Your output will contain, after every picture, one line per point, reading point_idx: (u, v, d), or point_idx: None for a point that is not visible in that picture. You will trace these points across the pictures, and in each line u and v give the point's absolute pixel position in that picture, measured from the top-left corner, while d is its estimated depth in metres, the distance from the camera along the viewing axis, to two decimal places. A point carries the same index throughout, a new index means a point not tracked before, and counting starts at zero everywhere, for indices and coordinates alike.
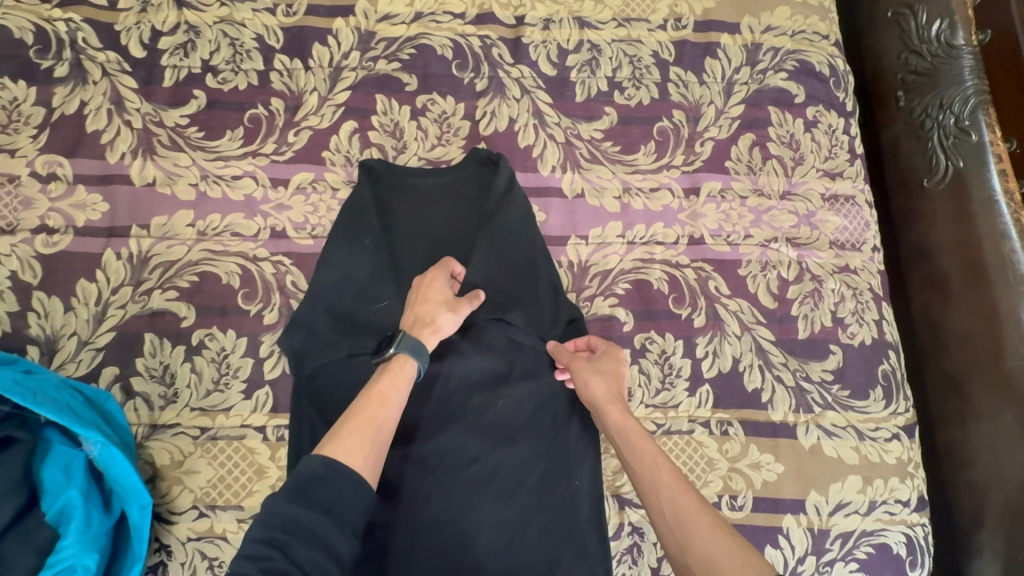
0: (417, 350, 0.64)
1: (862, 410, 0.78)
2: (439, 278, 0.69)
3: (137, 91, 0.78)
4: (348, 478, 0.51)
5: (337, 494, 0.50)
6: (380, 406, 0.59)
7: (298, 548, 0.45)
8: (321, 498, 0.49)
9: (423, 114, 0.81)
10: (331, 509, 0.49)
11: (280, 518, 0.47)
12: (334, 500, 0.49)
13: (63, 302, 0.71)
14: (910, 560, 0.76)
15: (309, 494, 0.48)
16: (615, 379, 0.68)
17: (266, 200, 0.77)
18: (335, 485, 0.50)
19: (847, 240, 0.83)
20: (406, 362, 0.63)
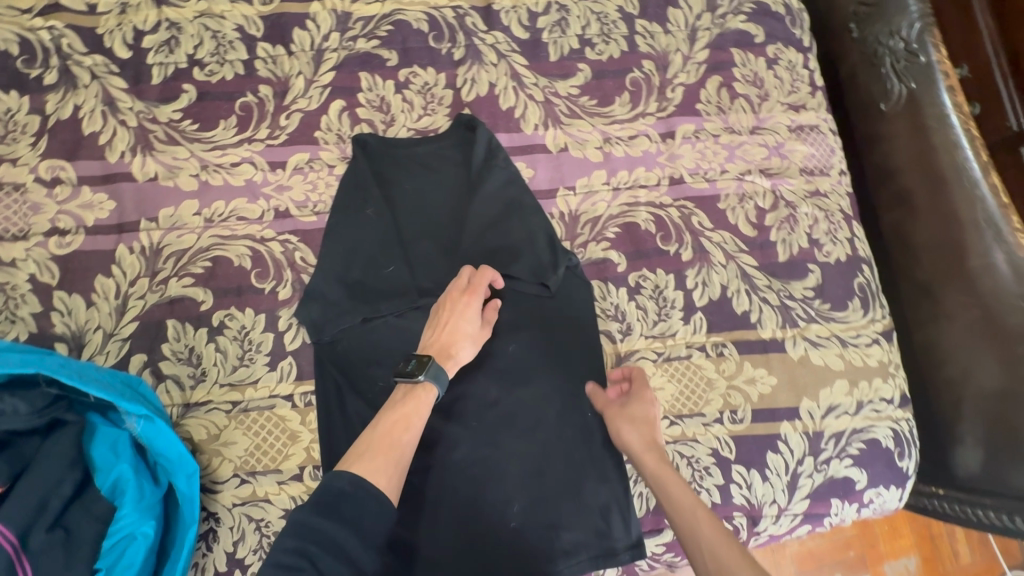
0: (441, 377, 0.67)
1: (843, 320, 0.85)
2: (472, 306, 0.73)
3: (128, 91, 0.80)
4: (374, 497, 0.54)
5: (366, 509, 0.53)
6: (403, 429, 0.62)
7: (325, 559, 0.49)
8: (349, 514, 0.52)
9: (406, 87, 0.85)
10: (360, 525, 0.52)
11: (310, 530, 0.50)
12: (360, 515, 0.53)
13: (84, 298, 0.75)
14: (899, 451, 0.84)
15: (337, 509, 0.52)
16: (647, 426, 0.71)
17: (266, 183, 0.80)
18: (361, 502, 0.53)
19: (816, 166, 0.89)
20: (429, 387, 0.66)
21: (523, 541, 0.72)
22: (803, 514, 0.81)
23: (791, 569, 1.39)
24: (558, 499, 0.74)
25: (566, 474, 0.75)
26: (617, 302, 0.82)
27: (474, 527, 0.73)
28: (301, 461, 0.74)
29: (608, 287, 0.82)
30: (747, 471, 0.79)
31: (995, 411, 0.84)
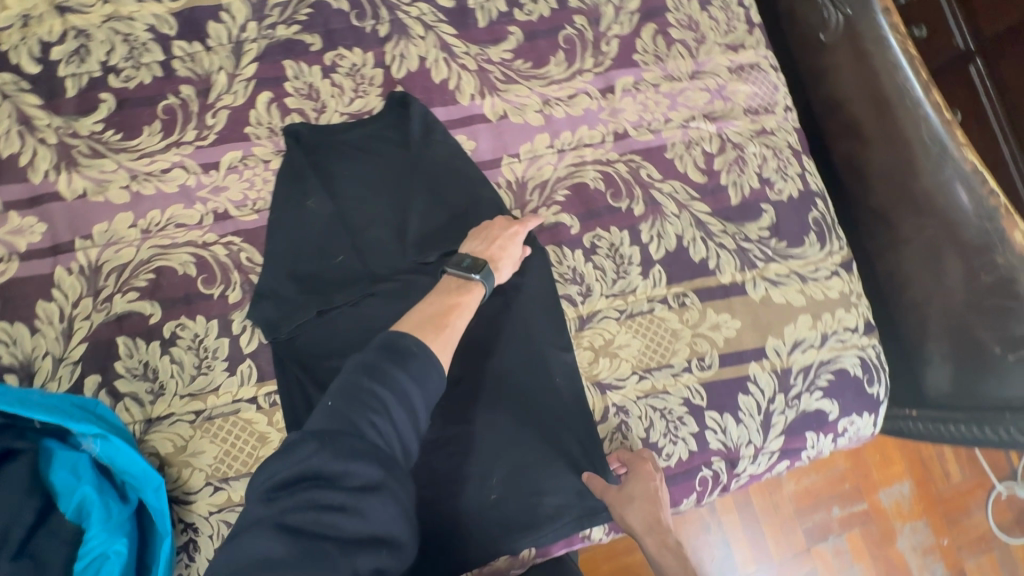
0: (488, 278, 0.71)
1: (801, 256, 0.85)
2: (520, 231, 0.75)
3: (42, 107, 0.77)
4: (434, 366, 0.58)
5: (427, 372, 0.58)
6: (456, 314, 0.66)
7: (395, 408, 0.53)
8: (414, 373, 0.56)
9: (334, 70, 0.82)
10: (423, 383, 0.57)
11: (380, 379, 0.54)
12: (424, 376, 0.57)
13: (27, 326, 0.72)
14: (868, 378, 0.85)
15: (403, 366, 0.56)
16: (649, 503, 0.71)
17: (201, 186, 0.78)
18: (426, 364, 0.57)
19: (760, 105, 0.88)
20: (477, 286, 0.70)
21: (504, 511, 0.73)
22: (780, 451, 0.82)
23: (790, 508, 1.42)
24: (535, 467, 0.74)
25: (540, 440, 0.75)
26: (574, 265, 0.81)
27: (455, 504, 0.72)
28: None
29: (563, 251, 0.81)
30: (721, 416, 0.80)
31: (958, 327, 0.85)
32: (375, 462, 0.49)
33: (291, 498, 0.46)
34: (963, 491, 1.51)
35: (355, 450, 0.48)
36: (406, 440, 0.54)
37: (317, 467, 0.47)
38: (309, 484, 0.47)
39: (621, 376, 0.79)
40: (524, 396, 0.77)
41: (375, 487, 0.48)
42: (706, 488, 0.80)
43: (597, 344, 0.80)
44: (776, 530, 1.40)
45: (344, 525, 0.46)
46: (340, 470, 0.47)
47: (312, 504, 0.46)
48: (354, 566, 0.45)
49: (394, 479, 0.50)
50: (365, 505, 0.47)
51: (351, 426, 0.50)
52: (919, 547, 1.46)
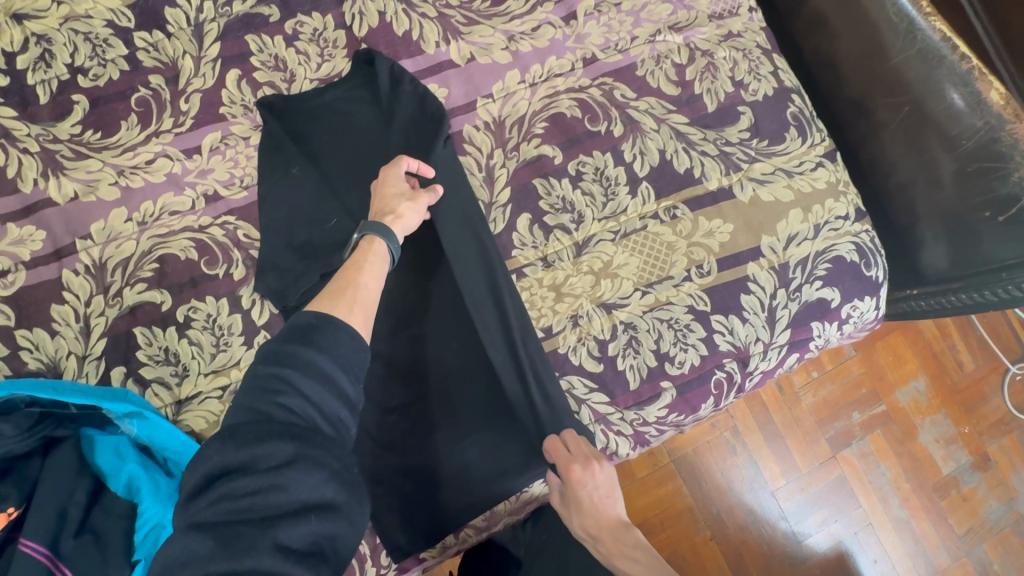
0: (383, 229, 0.68)
1: (784, 152, 0.86)
2: (392, 174, 0.74)
3: (19, 118, 0.78)
4: (345, 330, 0.55)
5: (339, 341, 0.54)
6: (358, 271, 0.64)
7: (305, 382, 0.50)
8: (322, 344, 0.53)
9: (297, 38, 0.82)
10: (336, 351, 0.53)
11: (284, 359, 0.51)
12: (336, 345, 0.54)
13: (46, 330, 0.75)
14: (865, 262, 0.86)
15: (309, 341, 0.52)
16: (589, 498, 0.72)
17: (187, 171, 0.79)
18: (333, 332, 0.54)
19: (723, 9, 0.88)
20: (374, 240, 0.67)
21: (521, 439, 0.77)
22: (788, 344, 0.84)
23: (810, 420, 1.46)
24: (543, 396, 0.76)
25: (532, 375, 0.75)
26: (563, 194, 0.82)
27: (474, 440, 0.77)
28: None
29: (551, 182, 0.83)
30: (726, 318, 0.82)
31: (946, 200, 0.87)
32: (285, 438, 0.47)
33: (208, 497, 0.45)
34: (977, 378, 1.54)
35: (260, 434, 0.46)
36: (332, 410, 0.51)
37: (227, 461, 0.46)
38: (221, 479, 0.45)
39: (624, 294, 0.81)
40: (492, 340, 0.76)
41: (292, 466, 0.46)
42: (722, 390, 0.83)
43: (597, 267, 0.81)
44: (800, 443, 1.44)
45: (264, 504, 0.45)
46: (248, 457, 0.46)
47: (228, 496, 0.45)
48: (278, 538, 0.44)
49: (314, 449, 0.48)
50: (283, 482, 0.45)
51: (256, 413, 0.48)
52: (941, 439, 1.49)
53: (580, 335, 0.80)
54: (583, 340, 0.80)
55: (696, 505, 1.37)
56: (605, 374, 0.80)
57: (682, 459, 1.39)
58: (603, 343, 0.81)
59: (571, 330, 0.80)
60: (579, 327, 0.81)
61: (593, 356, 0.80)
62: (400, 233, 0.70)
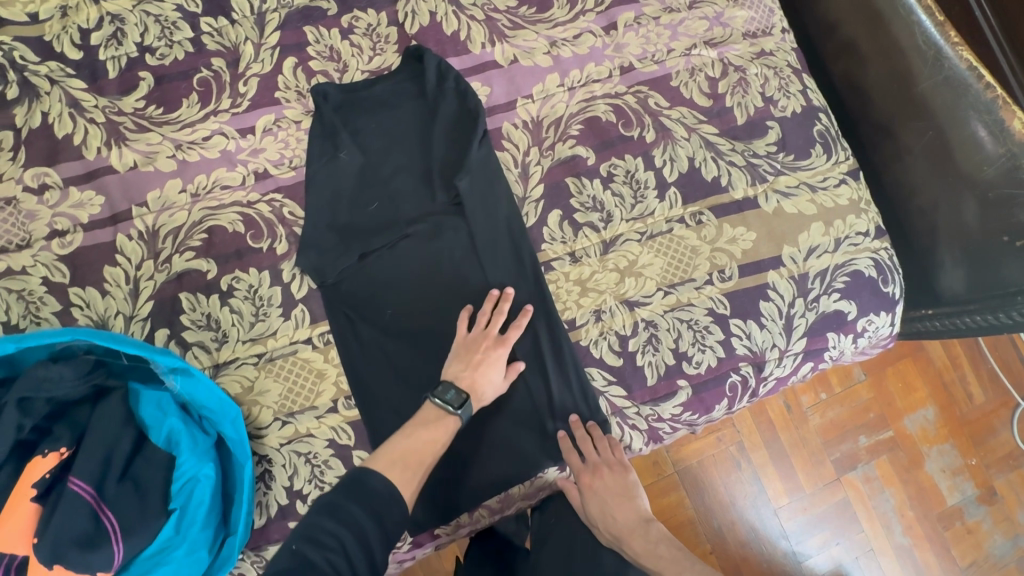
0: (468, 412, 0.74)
1: (808, 167, 0.89)
2: (501, 355, 0.77)
3: (88, 90, 0.83)
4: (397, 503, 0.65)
5: (388, 505, 0.65)
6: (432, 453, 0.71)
7: (352, 546, 0.60)
8: (371, 507, 0.64)
9: (351, 32, 0.87)
10: (381, 517, 0.64)
11: (339, 517, 0.62)
12: (383, 510, 0.64)
13: (98, 290, 0.79)
14: (882, 278, 0.89)
15: (359, 498, 0.64)
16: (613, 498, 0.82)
17: (240, 149, 0.83)
18: (387, 501, 0.65)
19: (757, 28, 0.92)
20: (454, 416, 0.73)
21: (539, 418, 0.81)
22: (803, 352, 0.87)
23: (817, 441, 1.47)
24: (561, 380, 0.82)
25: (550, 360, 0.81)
26: (594, 193, 0.86)
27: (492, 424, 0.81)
28: (333, 394, 0.80)
29: (582, 181, 0.86)
30: (744, 323, 0.85)
31: (966, 226, 0.89)
32: None
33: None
34: (987, 411, 1.54)
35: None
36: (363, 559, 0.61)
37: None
38: None
39: (647, 293, 0.84)
40: (512, 319, 0.82)
41: None
42: (736, 393, 0.86)
43: (622, 265, 0.85)
44: (805, 463, 1.45)
45: None
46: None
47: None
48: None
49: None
50: None
51: (305, 565, 0.57)
52: (948, 469, 1.49)
53: (602, 329, 0.83)
54: (605, 335, 0.83)
55: (698, 518, 1.38)
56: (624, 369, 0.83)
57: (687, 471, 1.40)
58: (624, 338, 0.83)
59: (594, 323, 0.83)
60: (601, 321, 0.83)
61: (614, 350, 0.83)
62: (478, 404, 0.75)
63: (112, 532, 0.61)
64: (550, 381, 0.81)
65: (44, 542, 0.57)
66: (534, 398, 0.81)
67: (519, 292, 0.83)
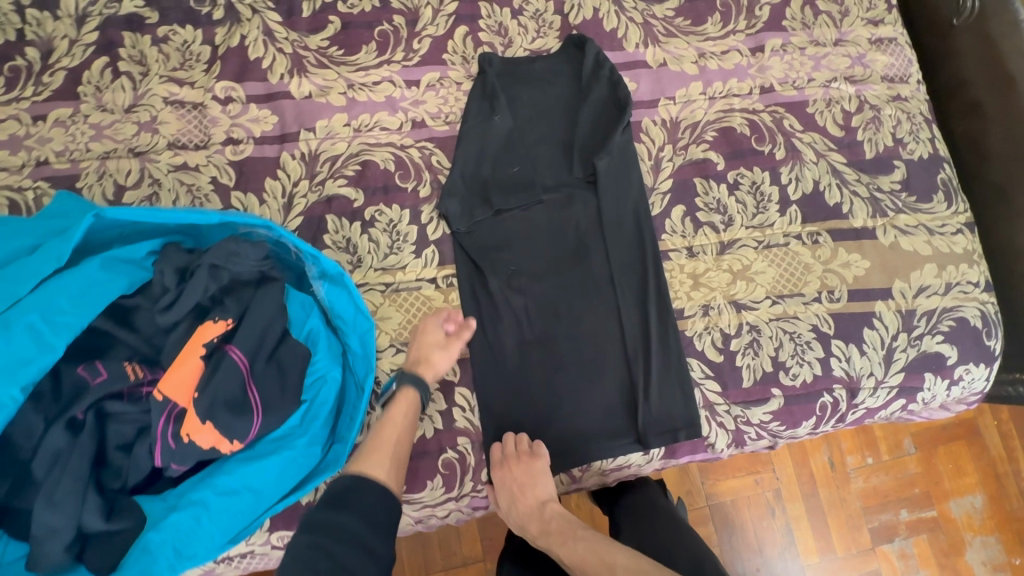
0: (419, 382, 0.76)
1: (929, 211, 0.92)
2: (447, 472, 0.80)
3: (282, 24, 0.92)
4: (374, 487, 0.65)
5: (371, 506, 0.64)
6: (395, 433, 0.72)
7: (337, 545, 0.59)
8: (354, 507, 0.63)
9: (521, 13, 0.95)
10: (363, 510, 0.63)
11: (325, 531, 0.60)
12: (366, 508, 0.64)
13: (257, 198, 0.86)
14: (986, 331, 0.90)
15: (342, 506, 0.63)
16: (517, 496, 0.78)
17: (404, 98, 0.91)
18: (362, 495, 0.64)
19: (895, 74, 0.96)
20: (409, 390, 0.75)
21: (634, 394, 0.83)
22: (898, 388, 0.88)
23: (856, 505, 1.41)
24: (661, 361, 0.84)
25: (655, 340, 0.84)
26: (719, 197, 0.90)
27: (587, 390, 0.83)
28: None
29: (710, 183, 0.91)
30: (846, 345, 0.87)
31: None
32: None
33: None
34: None
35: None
36: (361, 564, 0.59)
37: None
38: None
39: (756, 299, 0.87)
40: (626, 295, 0.85)
41: None
42: (824, 414, 0.87)
43: (735, 268, 0.88)
44: (841, 524, 1.40)
45: None
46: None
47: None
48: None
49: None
50: None
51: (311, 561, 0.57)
52: (988, 562, 1.41)
53: (707, 324, 0.86)
54: (709, 329, 0.86)
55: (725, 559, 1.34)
56: (722, 366, 0.86)
57: (717, 507, 1.36)
58: (727, 337, 0.86)
59: (700, 317, 0.87)
60: (708, 316, 0.87)
61: (716, 346, 0.86)
62: (432, 378, 0.77)
63: (254, 405, 0.66)
64: (653, 361, 0.83)
65: (203, 399, 0.62)
66: (634, 374, 0.83)
67: (635, 272, 0.87)
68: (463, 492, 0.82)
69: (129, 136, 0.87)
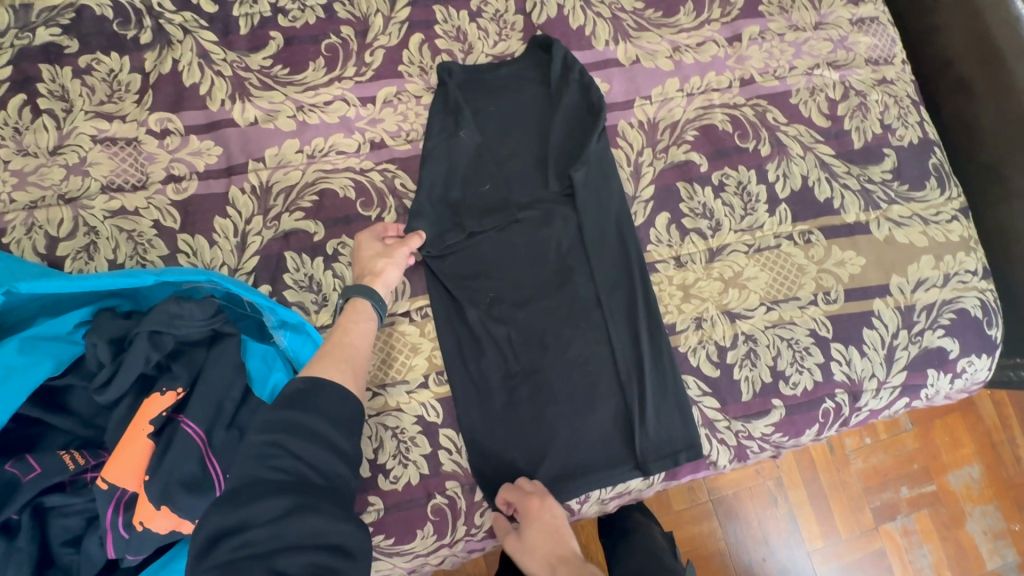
0: (365, 291, 0.72)
1: (922, 199, 0.88)
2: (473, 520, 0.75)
3: (218, 43, 0.84)
4: (334, 389, 0.60)
5: (331, 404, 0.59)
6: (344, 333, 0.69)
7: (295, 444, 0.55)
8: (313, 406, 0.58)
9: (479, 15, 0.88)
10: (324, 411, 0.58)
11: (284, 430, 0.55)
12: (325, 405, 0.59)
13: (206, 239, 0.79)
14: (987, 320, 0.86)
15: (302, 405, 0.58)
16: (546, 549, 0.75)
17: (359, 118, 0.84)
18: (321, 394, 0.59)
19: (879, 56, 0.92)
20: (357, 302, 0.72)
21: (631, 420, 0.78)
22: (901, 387, 0.84)
23: (857, 486, 1.30)
24: (657, 382, 0.79)
25: (648, 360, 0.79)
26: (704, 201, 0.85)
27: (581, 421, 0.78)
28: (425, 369, 0.79)
29: (694, 187, 0.86)
30: (846, 348, 0.83)
31: None
32: (278, 498, 0.51)
33: (211, 558, 0.49)
34: None
35: (258, 493, 0.51)
36: (328, 466, 0.55)
37: (226, 522, 0.50)
38: (229, 536, 0.49)
39: (750, 307, 0.83)
40: (614, 315, 0.80)
41: (290, 516, 0.50)
42: (828, 420, 0.83)
43: (726, 275, 0.84)
44: (843, 507, 1.29)
45: (259, 539, 0.49)
46: (243, 517, 0.50)
47: (234, 549, 0.49)
48: (274, 563, 0.48)
49: (310, 497, 0.52)
50: (282, 530, 0.50)
51: (264, 464, 0.53)
52: (989, 531, 1.32)
53: (701, 337, 0.82)
54: (704, 343, 0.82)
55: (730, 552, 1.23)
56: (719, 380, 0.81)
57: (722, 500, 1.25)
58: (723, 349, 0.82)
59: (693, 331, 0.82)
60: (701, 329, 0.82)
61: (711, 360, 0.81)
62: (383, 289, 0.75)
63: (216, 478, 0.60)
64: (648, 385, 0.79)
65: (155, 482, 0.56)
66: (629, 399, 0.78)
67: (622, 290, 0.81)
68: (457, 538, 0.76)
69: (56, 181, 0.78)
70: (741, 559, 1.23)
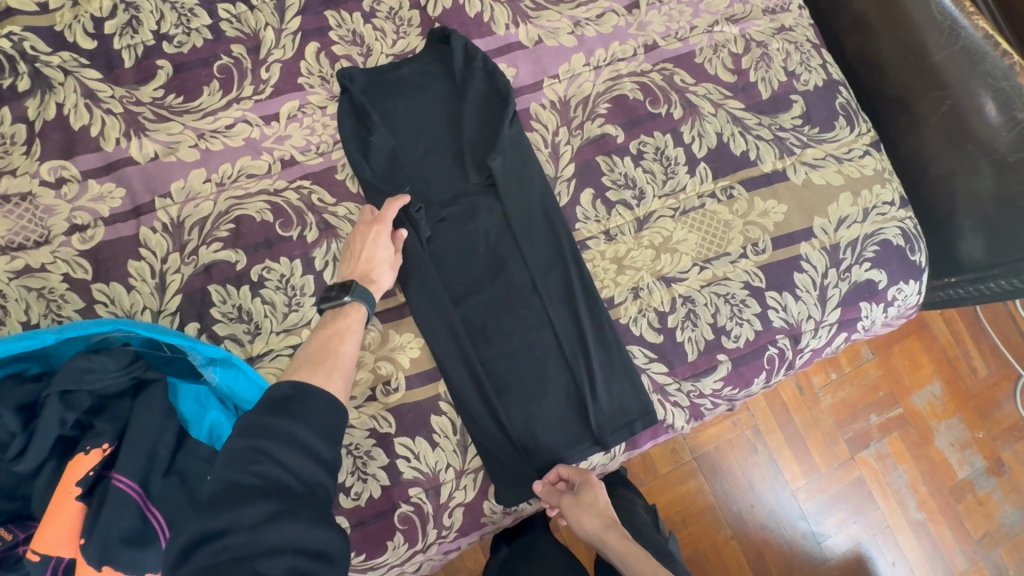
0: (370, 300, 0.72)
1: (833, 139, 0.90)
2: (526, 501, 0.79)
3: (104, 80, 0.81)
4: (319, 394, 0.56)
5: (316, 408, 0.55)
6: (341, 339, 0.67)
7: (277, 450, 0.51)
8: (297, 411, 0.54)
9: (374, 16, 0.87)
10: (309, 417, 0.54)
11: (268, 434, 0.51)
12: (310, 411, 0.55)
13: (123, 285, 0.76)
14: (910, 246, 0.89)
15: (285, 410, 0.54)
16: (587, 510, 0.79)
17: (265, 137, 0.82)
18: (307, 398, 0.55)
19: (775, 5, 0.94)
20: (359, 308, 0.71)
21: (582, 395, 0.79)
22: (838, 323, 0.86)
23: (829, 421, 1.35)
24: (602, 355, 0.80)
25: (590, 335, 0.80)
26: (625, 171, 0.86)
27: (533, 409, 0.78)
28: (370, 382, 0.77)
29: (613, 159, 0.86)
30: (780, 294, 0.85)
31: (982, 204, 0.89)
32: (261, 503, 0.47)
33: (188, 565, 0.46)
34: (991, 383, 1.43)
35: (239, 500, 0.47)
36: (311, 474, 0.52)
37: (206, 527, 0.47)
38: (207, 543, 0.46)
39: (683, 269, 0.84)
40: (553, 299, 0.81)
41: (272, 523, 0.47)
42: (774, 366, 0.85)
43: (657, 242, 0.85)
44: (818, 442, 1.33)
45: (240, 547, 0.46)
46: (225, 523, 0.47)
47: (211, 557, 0.46)
48: (255, 568, 0.45)
49: (292, 505, 0.48)
50: (262, 539, 0.46)
51: (245, 472, 0.49)
52: (957, 443, 1.38)
53: (640, 306, 0.83)
54: (643, 312, 0.83)
55: (717, 505, 1.27)
56: (664, 345, 0.82)
57: (704, 457, 1.28)
58: (662, 315, 0.83)
59: (632, 301, 0.83)
60: (639, 298, 0.83)
61: (654, 327, 0.82)
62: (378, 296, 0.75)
63: (161, 531, 0.58)
64: (593, 361, 0.79)
65: (93, 544, 0.53)
66: (577, 378, 0.79)
67: (556, 270, 0.82)
68: (429, 542, 0.76)
69: None
70: (729, 509, 1.26)
